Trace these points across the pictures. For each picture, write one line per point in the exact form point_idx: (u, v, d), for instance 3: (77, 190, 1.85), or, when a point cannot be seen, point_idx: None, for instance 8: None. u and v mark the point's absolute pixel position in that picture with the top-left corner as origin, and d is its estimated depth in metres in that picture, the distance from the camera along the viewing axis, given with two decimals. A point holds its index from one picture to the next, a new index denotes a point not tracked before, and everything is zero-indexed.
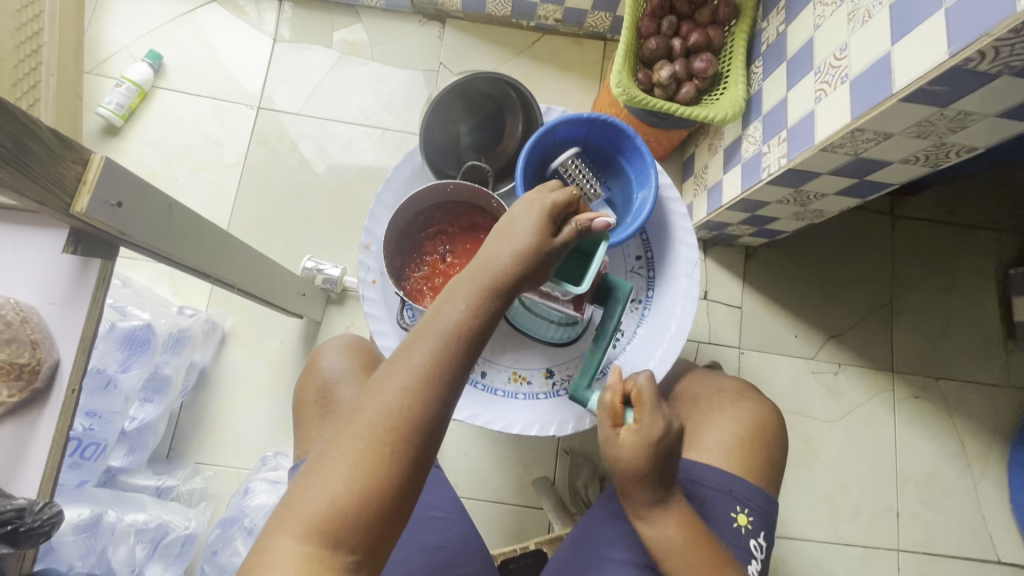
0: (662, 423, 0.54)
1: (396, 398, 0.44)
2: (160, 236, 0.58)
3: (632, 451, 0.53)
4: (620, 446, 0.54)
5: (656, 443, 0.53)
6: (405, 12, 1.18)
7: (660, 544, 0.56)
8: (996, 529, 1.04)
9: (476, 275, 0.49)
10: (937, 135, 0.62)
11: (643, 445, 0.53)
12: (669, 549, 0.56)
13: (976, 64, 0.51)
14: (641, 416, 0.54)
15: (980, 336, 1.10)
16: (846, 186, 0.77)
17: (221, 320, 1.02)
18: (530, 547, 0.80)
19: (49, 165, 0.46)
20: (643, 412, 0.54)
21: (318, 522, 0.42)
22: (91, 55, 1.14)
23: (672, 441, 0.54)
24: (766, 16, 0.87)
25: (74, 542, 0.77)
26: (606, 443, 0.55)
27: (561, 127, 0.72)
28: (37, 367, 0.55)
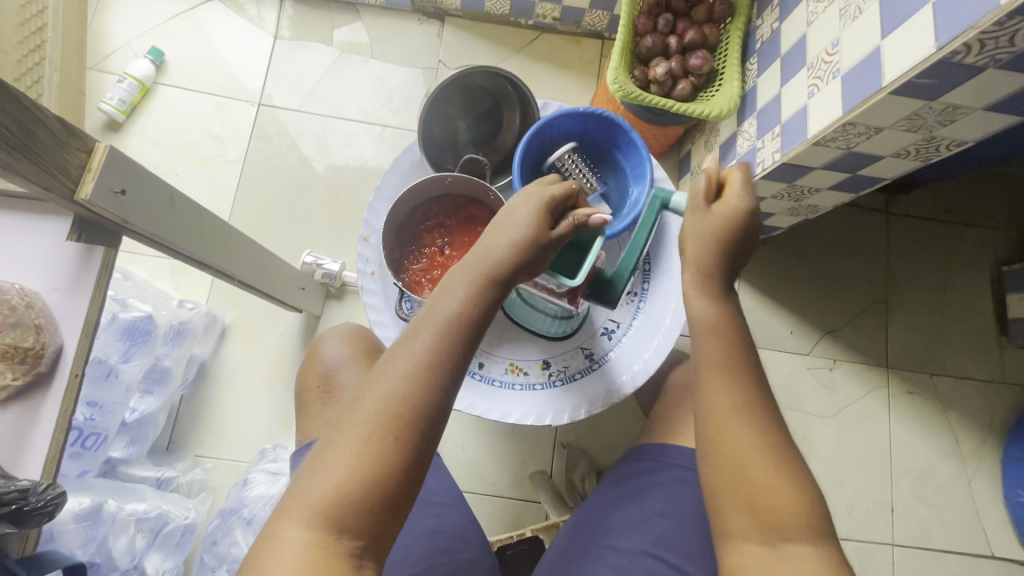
0: (752, 204, 0.57)
1: (398, 386, 0.45)
2: (162, 224, 0.59)
3: (723, 222, 0.56)
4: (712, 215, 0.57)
5: (744, 218, 0.56)
6: (404, 11, 1.19)
7: (700, 323, 0.56)
8: (990, 524, 1.05)
9: (475, 265, 0.50)
10: (927, 128, 0.63)
11: (730, 216, 0.56)
12: (706, 330, 0.55)
13: (962, 56, 0.52)
14: (731, 197, 0.57)
15: (974, 333, 1.11)
16: (838, 180, 0.78)
17: (221, 314, 1.03)
18: (528, 534, 0.83)
19: (54, 152, 0.47)
20: (736, 192, 0.57)
21: (324, 508, 0.42)
22: (93, 50, 1.15)
23: (752, 224, 0.57)
24: (761, 14, 0.88)
25: (75, 530, 0.78)
26: (694, 216, 0.57)
27: (559, 121, 0.73)
28: (41, 352, 0.56)
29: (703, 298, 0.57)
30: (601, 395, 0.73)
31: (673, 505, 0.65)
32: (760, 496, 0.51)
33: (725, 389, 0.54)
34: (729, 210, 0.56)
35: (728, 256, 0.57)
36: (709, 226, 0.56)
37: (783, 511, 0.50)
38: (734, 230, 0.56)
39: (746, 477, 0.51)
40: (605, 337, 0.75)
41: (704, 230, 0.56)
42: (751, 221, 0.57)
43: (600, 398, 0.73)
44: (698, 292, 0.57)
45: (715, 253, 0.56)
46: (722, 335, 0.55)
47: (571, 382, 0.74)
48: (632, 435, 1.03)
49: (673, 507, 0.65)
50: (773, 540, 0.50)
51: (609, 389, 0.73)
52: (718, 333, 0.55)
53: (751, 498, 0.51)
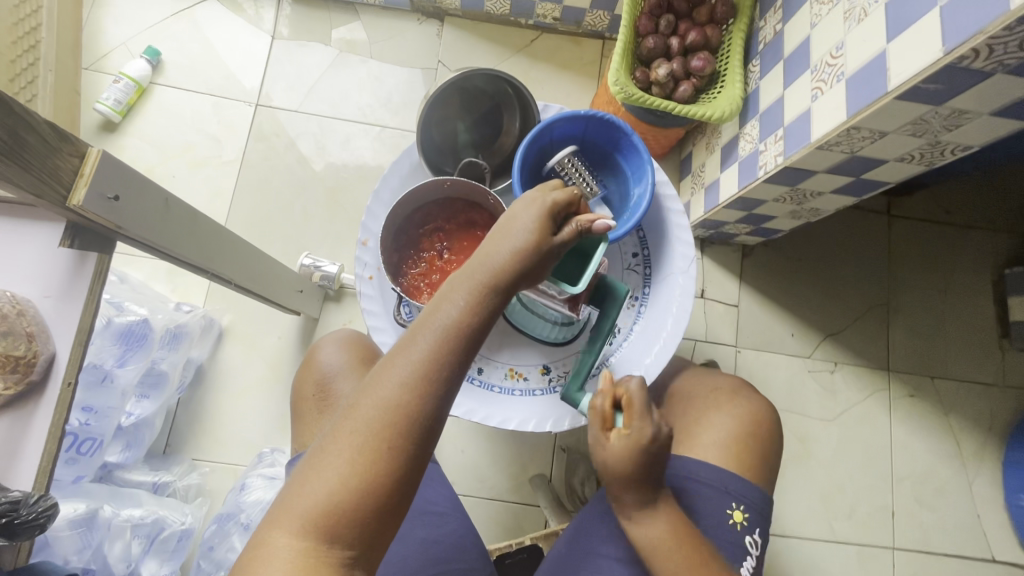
0: (650, 429, 0.55)
1: (394, 394, 0.44)
2: (157, 229, 0.58)
3: (623, 456, 0.55)
4: (610, 451, 0.56)
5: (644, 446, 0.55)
6: (404, 10, 1.18)
7: (649, 541, 0.57)
8: (991, 528, 1.05)
9: (475, 271, 0.49)
10: (932, 133, 0.62)
11: (629, 450, 0.55)
12: (657, 547, 0.56)
13: (970, 61, 0.51)
14: (631, 422, 0.55)
15: (975, 336, 1.11)
16: (842, 184, 0.78)
17: (218, 317, 1.02)
18: (526, 542, 0.83)
19: (45, 157, 0.46)
20: (632, 418, 0.55)
21: (316, 517, 0.42)
22: (89, 50, 1.14)
23: (659, 446, 0.55)
24: (763, 15, 0.87)
25: (70, 537, 0.78)
26: (597, 450, 0.57)
27: (558, 124, 0.72)
28: (33, 361, 0.55)
29: (652, 522, 0.57)
30: None
31: None
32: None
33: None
34: (626, 437, 0.55)
35: (643, 478, 0.56)
36: (613, 457, 0.56)
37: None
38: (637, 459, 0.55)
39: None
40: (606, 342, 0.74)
41: (609, 459, 0.56)
42: (654, 444, 0.55)
43: None
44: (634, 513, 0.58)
45: (625, 479, 0.56)
46: (674, 544, 0.56)
47: None
48: None
49: None
50: None
51: None
52: (671, 552, 0.56)
53: None
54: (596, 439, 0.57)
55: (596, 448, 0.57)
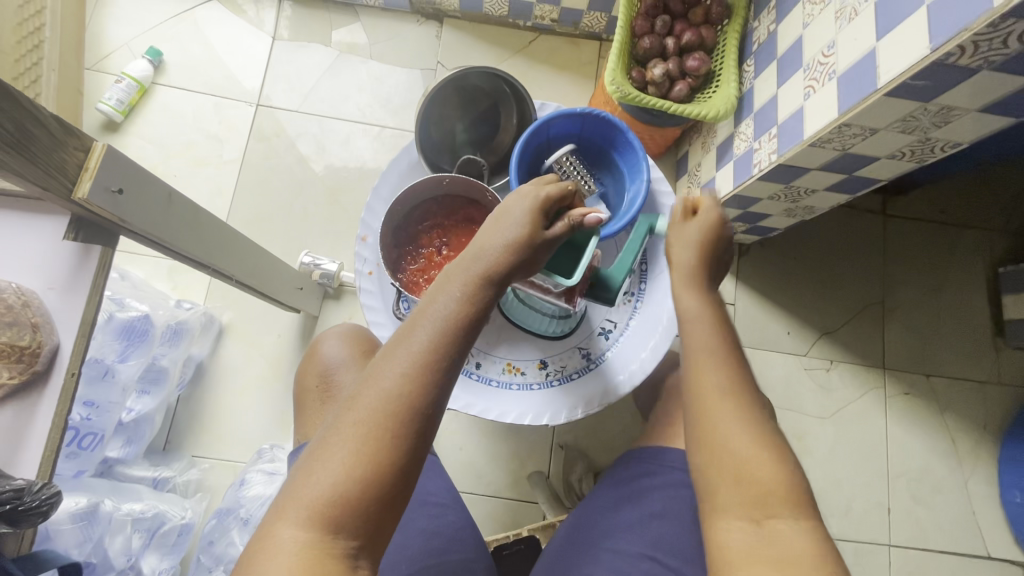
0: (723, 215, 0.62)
1: (394, 385, 0.45)
2: (159, 224, 0.59)
3: (704, 230, 0.61)
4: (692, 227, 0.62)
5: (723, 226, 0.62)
6: (403, 12, 1.19)
7: (690, 309, 0.59)
8: (986, 524, 1.05)
9: (470, 265, 0.50)
10: (922, 129, 0.64)
11: (705, 226, 0.61)
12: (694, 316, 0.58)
13: (956, 58, 0.52)
14: (705, 210, 0.62)
15: (970, 334, 1.12)
16: (835, 181, 0.79)
17: (219, 314, 1.03)
18: (524, 534, 0.83)
19: (51, 150, 0.47)
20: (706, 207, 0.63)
21: (321, 506, 0.42)
22: (92, 51, 1.15)
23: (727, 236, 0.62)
24: (757, 16, 0.89)
25: (71, 530, 0.77)
26: (676, 228, 0.63)
27: (556, 121, 0.73)
28: (37, 351, 0.56)
29: (693, 293, 0.59)
30: (598, 394, 0.73)
31: (670, 508, 0.65)
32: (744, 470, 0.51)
33: (710, 360, 0.56)
34: (702, 221, 0.62)
35: (711, 259, 0.61)
36: (689, 233, 0.61)
37: (766, 479, 0.50)
38: (710, 240, 0.61)
39: (733, 440, 0.52)
40: (602, 337, 0.75)
41: (684, 237, 0.61)
42: (726, 228, 0.62)
43: (597, 397, 0.73)
44: (692, 292, 0.59)
45: (698, 255, 0.60)
46: (707, 321, 0.58)
47: (568, 382, 0.74)
48: (629, 436, 1.04)
49: (669, 509, 0.65)
50: (758, 517, 0.49)
51: (605, 389, 0.73)
52: (702, 322, 0.57)
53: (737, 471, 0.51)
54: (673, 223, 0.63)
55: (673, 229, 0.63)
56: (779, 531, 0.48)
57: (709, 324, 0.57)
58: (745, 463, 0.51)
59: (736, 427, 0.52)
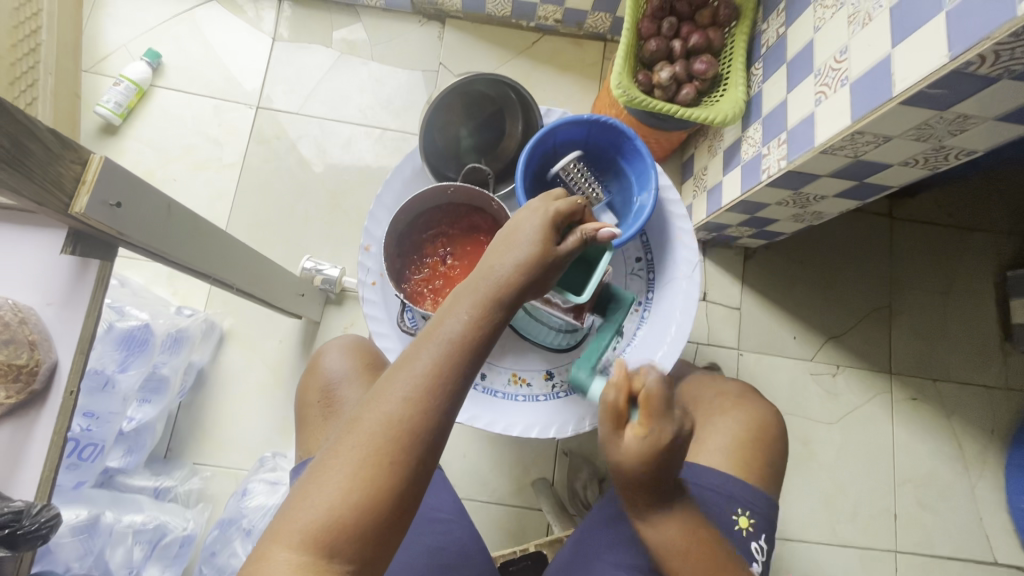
0: (670, 430, 0.49)
1: (398, 408, 0.44)
2: (159, 236, 0.58)
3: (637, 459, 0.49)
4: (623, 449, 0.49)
5: (661, 446, 0.49)
6: (405, 13, 1.17)
7: (661, 544, 0.53)
8: (993, 531, 1.04)
9: (480, 283, 0.49)
10: (936, 138, 0.62)
11: (646, 451, 0.49)
12: (668, 550, 0.53)
13: (976, 67, 0.51)
14: (647, 426, 0.49)
15: (978, 338, 1.10)
16: (845, 188, 0.77)
17: (219, 321, 1.02)
18: (530, 550, 0.82)
19: (47, 165, 0.46)
20: (650, 418, 0.49)
21: (317, 530, 0.41)
22: (89, 53, 1.14)
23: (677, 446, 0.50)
24: (766, 18, 0.87)
25: (71, 543, 0.76)
26: (608, 448, 0.50)
27: (562, 128, 0.71)
28: (35, 369, 0.55)
29: (656, 530, 0.53)
30: None
31: None
32: None
33: None
34: (642, 445, 0.49)
35: (658, 484, 0.51)
36: (630, 462, 0.49)
37: None
38: (651, 463, 0.49)
39: None
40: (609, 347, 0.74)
41: (626, 464, 0.49)
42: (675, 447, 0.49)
43: None
44: (647, 524, 0.53)
45: (642, 486, 0.51)
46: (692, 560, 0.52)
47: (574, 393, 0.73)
48: None
49: None
50: None
51: None
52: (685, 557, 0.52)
53: None
54: (607, 438, 0.50)
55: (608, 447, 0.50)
56: None
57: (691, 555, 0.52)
58: None
59: None
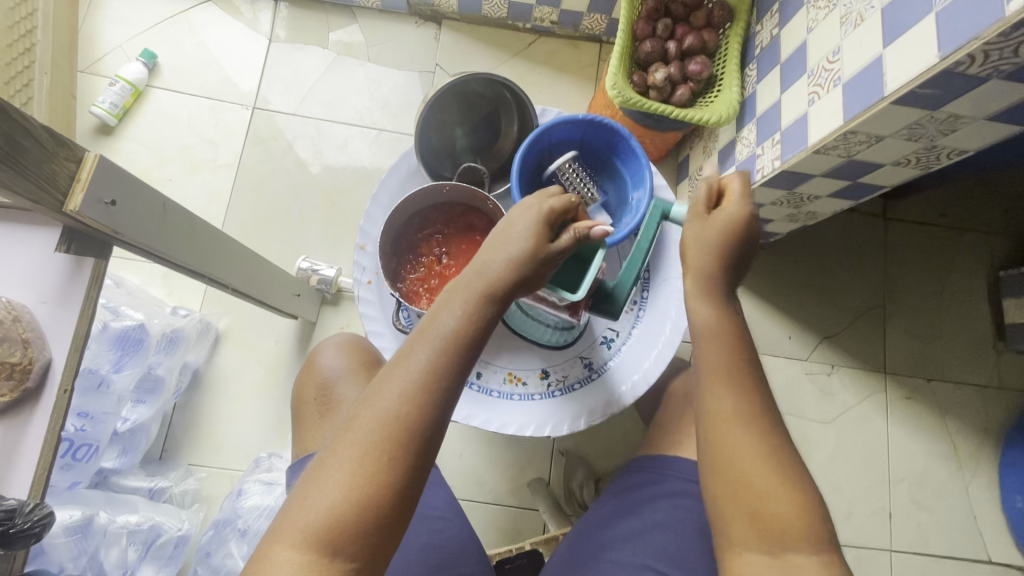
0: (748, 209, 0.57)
1: (394, 405, 0.44)
2: (153, 234, 0.58)
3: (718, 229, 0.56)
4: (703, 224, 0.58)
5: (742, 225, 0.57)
6: (401, 14, 1.18)
7: (701, 330, 0.55)
8: (987, 529, 1.05)
9: (473, 280, 0.49)
10: (927, 137, 0.63)
11: (726, 224, 0.57)
12: (706, 336, 0.55)
13: (966, 67, 0.51)
14: (731, 205, 0.58)
15: (971, 338, 1.11)
16: (839, 187, 0.78)
17: (215, 320, 1.01)
18: (526, 548, 0.82)
19: (42, 163, 0.46)
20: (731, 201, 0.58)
21: (318, 530, 0.42)
22: (85, 53, 1.14)
23: (751, 233, 0.58)
24: (760, 20, 0.88)
25: (66, 544, 0.76)
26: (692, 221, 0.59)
27: (557, 127, 0.72)
28: (28, 367, 0.55)
29: (705, 300, 0.56)
30: (600, 405, 0.73)
31: (674, 519, 0.64)
32: (758, 500, 0.50)
33: (735, 398, 0.53)
34: (727, 216, 0.57)
35: (729, 261, 0.57)
36: (706, 232, 0.57)
37: (782, 512, 0.50)
38: (729, 238, 0.56)
39: (748, 480, 0.51)
40: (605, 346, 0.75)
41: (701, 237, 0.57)
42: (750, 227, 0.57)
43: (600, 408, 0.73)
44: (703, 299, 0.56)
45: (715, 259, 0.56)
46: (723, 347, 0.54)
47: (569, 392, 0.74)
48: (630, 442, 1.03)
49: (673, 521, 0.64)
50: (774, 549, 0.50)
51: (608, 399, 0.73)
52: (718, 346, 0.54)
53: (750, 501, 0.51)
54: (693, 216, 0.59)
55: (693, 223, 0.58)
56: (795, 565, 0.49)
57: (725, 344, 0.54)
58: (762, 493, 0.50)
59: (753, 457, 0.51)
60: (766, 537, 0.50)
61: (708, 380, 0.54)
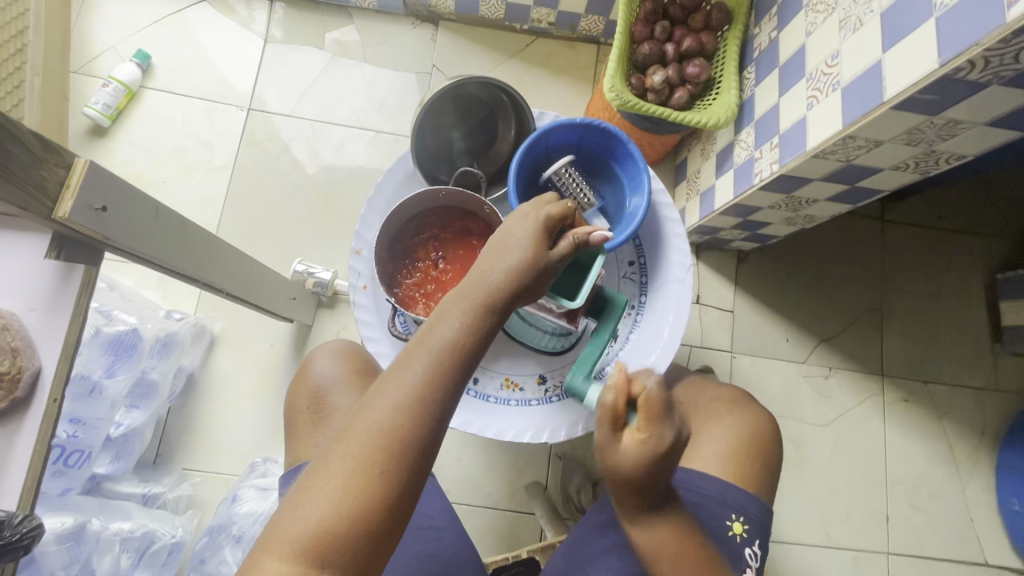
0: (670, 434, 0.45)
1: (388, 417, 0.44)
2: (145, 240, 0.57)
3: (633, 469, 0.46)
4: (618, 456, 0.46)
5: (657, 456, 0.45)
6: (398, 14, 1.17)
7: (650, 546, 0.53)
8: (984, 532, 1.05)
9: (471, 290, 0.49)
10: (926, 142, 0.62)
11: (641, 458, 0.45)
12: (655, 557, 0.53)
13: (966, 73, 0.51)
14: (643, 429, 0.45)
15: (968, 340, 1.11)
16: (838, 191, 0.77)
17: (210, 324, 1.01)
18: (523, 555, 0.81)
19: (30, 169, 0.45)
20: (648, 420, 0.45)
21: (306, 542, 0.41)
22: (78, 53, 1.12)
23: (675, 451, 0.46)
24: (758, 22, 0.87)
25: (57, 552, 0.75)
26: (602, 453, 0.47)
27: (554, 131, 0.71)
28: (18, 376, 0.54)
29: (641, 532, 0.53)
30: None
31: None
32: None
33: None
34: (639, 450, 0.45)
35: (652, 488, 0.48)
36: (624, 468, 0.46)
37: None
38: (647, 472, 0.46)
39: None
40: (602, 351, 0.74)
41: (619, 472, 0.47)
42: (672, 454, 0.46)
43: None
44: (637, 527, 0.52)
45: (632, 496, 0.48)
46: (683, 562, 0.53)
47: (567, 398, 0.73)
48: None
49: None
50: None
51: None
52: (672, 564, 0.52)
53: None
54: (601, 441, 0.47)
55: (601, 451, 0.47)
56: None
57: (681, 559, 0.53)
58: None
59: None
60: None
61: None
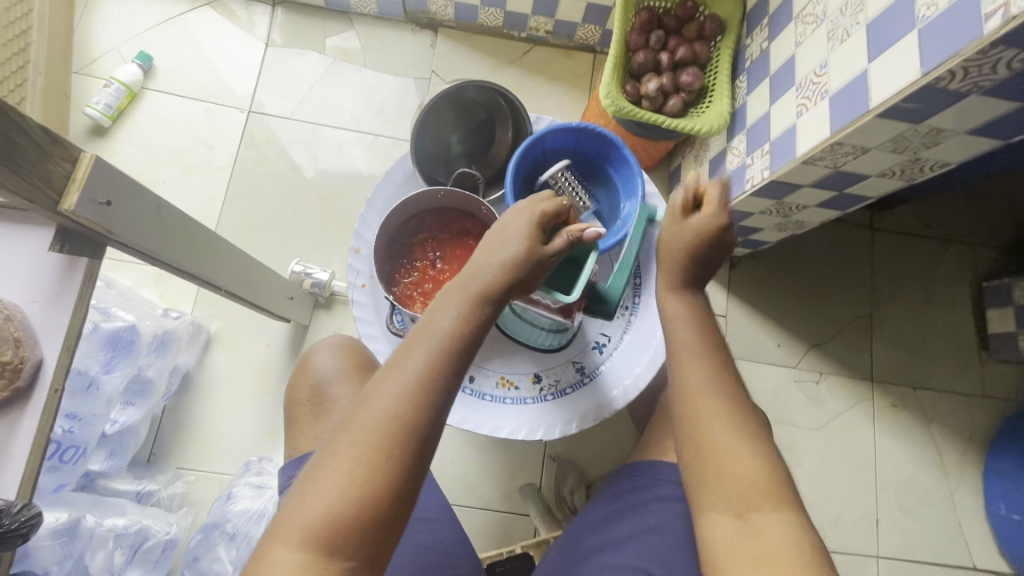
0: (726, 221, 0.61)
1: (391, 405, 0.45)
2: (149, 235, 0.58)
3: (693, 237, 0.61)
4: (685, 227, 0.61)
5: (717, 232, 0.60)
6: (398, 21, 1.19)
7: (672, 315, 0.61)
8: (972, 536, 1.06)
9: (466, 285, 0.50)
10: (912, 150, 0.64)
11: (701, 234, 0.61)
12: (676, 320, 0.61)
13: (947, 82, 0.53)
14: (709, 212, 0.61)
15: (956, 346, 1.13)
16: (826, 198, 0.79)
17: (206, 323, 1.01)
18: (518, 552, 0.82)
19: (38, 162, 0.46)
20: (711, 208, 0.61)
21: (316, 527, 0.42)
22: (80, 54, 1.13)
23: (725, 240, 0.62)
24: (750, 33, 0.90)
25: (51, 547, 0.76)
26: (670, 228, 0.62)
27: (552, 136, 0.73)
28: (20, 366, 0.55)
29: (675, 297, 0.62)
30: (592, 409, 0.73)
31: (664, 521, 0.64)
32: (723, 466, 0.52)
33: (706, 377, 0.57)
34: (705, 222, 0.61)
35: (703, 262, 0.62)
36: (685, 237, 0.61)
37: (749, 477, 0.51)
38: (701, 248, 0.61)
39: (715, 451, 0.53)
40: (597, 351, 0.75)
41: (680, 238, 0.61)
42: (727, 233, 0.61)
43: (591, 412, 0.73)
44: (671, 298, 0.63)
45: (685, 263, 0.62)
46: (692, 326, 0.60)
47: (562, 396, 0.74)
48: (621, 449, 1.03)
49: (663, 522, 0.64)
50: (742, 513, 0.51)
51: (600, 403, 0.73)
52: (687, 327, 0.60)
53: (716, 467, 0.53)
54: (671, 222, 0.62)
55: (669, 228, 0.62)
56: (762, 526, 0.49)
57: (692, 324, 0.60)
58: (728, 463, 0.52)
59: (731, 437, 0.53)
60: (735, 497, 0.51)
61: (677, 356, 0.59)
